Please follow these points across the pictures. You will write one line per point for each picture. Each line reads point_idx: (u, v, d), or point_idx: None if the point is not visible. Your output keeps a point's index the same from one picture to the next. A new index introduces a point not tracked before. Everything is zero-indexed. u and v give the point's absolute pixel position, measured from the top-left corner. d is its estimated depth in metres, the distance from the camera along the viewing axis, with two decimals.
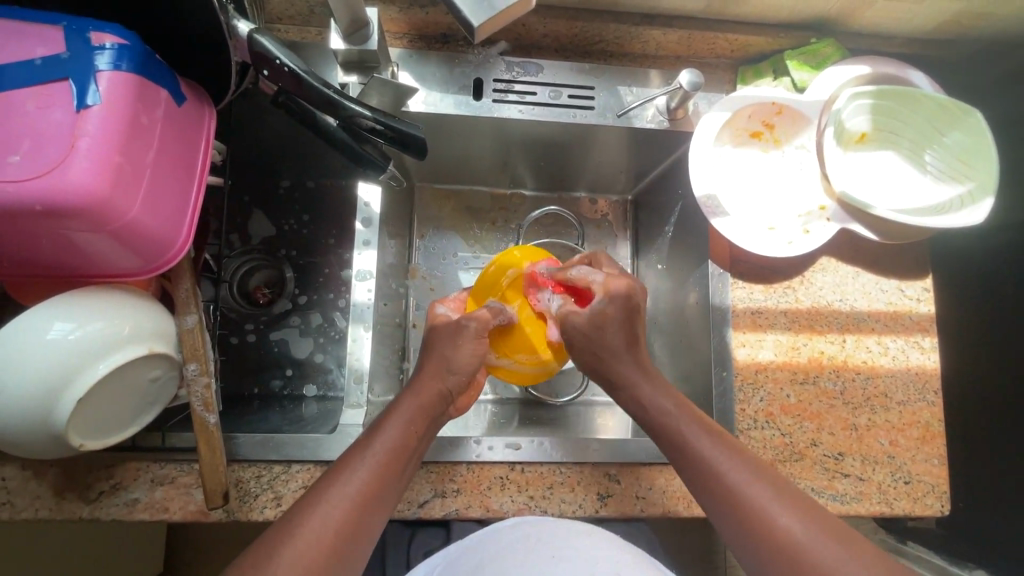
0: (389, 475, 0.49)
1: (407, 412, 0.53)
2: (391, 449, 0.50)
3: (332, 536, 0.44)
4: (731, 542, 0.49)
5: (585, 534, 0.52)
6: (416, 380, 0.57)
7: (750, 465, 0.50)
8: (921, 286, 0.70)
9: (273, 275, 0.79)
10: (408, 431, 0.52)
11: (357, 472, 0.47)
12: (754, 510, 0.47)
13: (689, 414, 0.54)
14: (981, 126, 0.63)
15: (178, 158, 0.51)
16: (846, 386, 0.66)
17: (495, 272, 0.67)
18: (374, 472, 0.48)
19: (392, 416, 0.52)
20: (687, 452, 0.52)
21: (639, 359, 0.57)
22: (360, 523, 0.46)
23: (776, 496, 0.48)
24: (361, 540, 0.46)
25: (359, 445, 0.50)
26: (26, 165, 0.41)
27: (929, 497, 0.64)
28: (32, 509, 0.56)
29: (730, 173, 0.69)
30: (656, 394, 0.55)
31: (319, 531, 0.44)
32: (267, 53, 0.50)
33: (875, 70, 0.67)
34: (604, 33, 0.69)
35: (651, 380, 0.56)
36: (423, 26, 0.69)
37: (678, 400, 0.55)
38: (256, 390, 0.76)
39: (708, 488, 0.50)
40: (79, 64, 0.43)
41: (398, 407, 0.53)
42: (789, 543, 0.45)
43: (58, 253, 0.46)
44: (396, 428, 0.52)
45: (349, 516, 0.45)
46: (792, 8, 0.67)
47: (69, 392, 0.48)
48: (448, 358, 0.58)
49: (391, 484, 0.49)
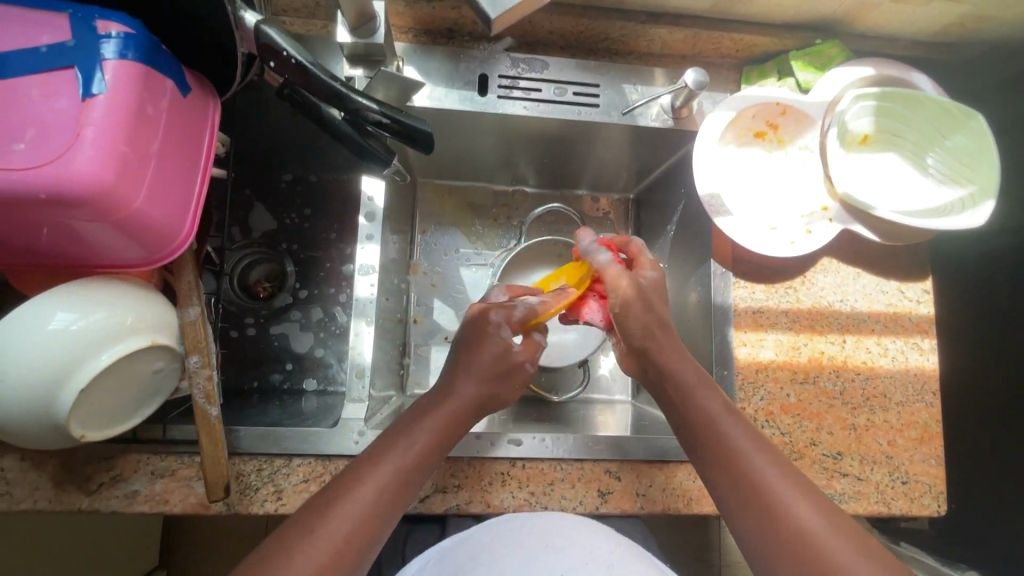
0: (405, 484, 0.49)
1: (432, 424, 0.52)
2: (409, 457, 0.49)
3: (342, 543, 0.44)
4: (749, 553, 0.48)
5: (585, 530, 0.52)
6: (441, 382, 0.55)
7: (790, 475, 0.49)
8: (921, 288, 0.70)
9: (274, 268, 0.79)
10: (432, 442, 0.51)
11: (372, 479, 0.47)
12: (790, 521, 0.46)
13: (734, 415, 0.53)
14: (983, 129, 0.63)
15: (183, 150, 0.50)
16: (845, 386, 0.67)
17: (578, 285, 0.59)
18: (387, 480, 0.48)
19: (416, 424, 0.52)
20: (722, 454, 0.51)
21: (680, 358, 0.57)
22: (370, 528, 0.46)
23: (817, 511, 0.46)
24: (370, 549, 0.46)
25: (374, 453, 0.49)
26: (31, 153, 0.41)
27: (927, 497, 0.64)
28: (31, 500, 0.56)
29: (733, 173, 0.70)
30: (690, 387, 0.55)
31: (331, 539, 0.44)
32: (274, 45, 0.49)
33: (879, 71, 0.67)
34: (610, 31, 0.69)
35: (697, 378, 0.55)
36: (428, 21, 0.68)
37: (722, 405, 0.54)
38: (255, 384, 0.76)
39: (738, 494, 0.49)
40: (84, 52, 0.43)
41: (422, 411, 0.52)
42: (825, 559, 0.44)
43: (60, 242, 0.46)
44: (416, 438, 0.51)
45: (359, 526, 0.45)
46: (798, 8, 0.67)
47: (71, 382, 0.48)
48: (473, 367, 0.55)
49: (404, 494, 0.49)
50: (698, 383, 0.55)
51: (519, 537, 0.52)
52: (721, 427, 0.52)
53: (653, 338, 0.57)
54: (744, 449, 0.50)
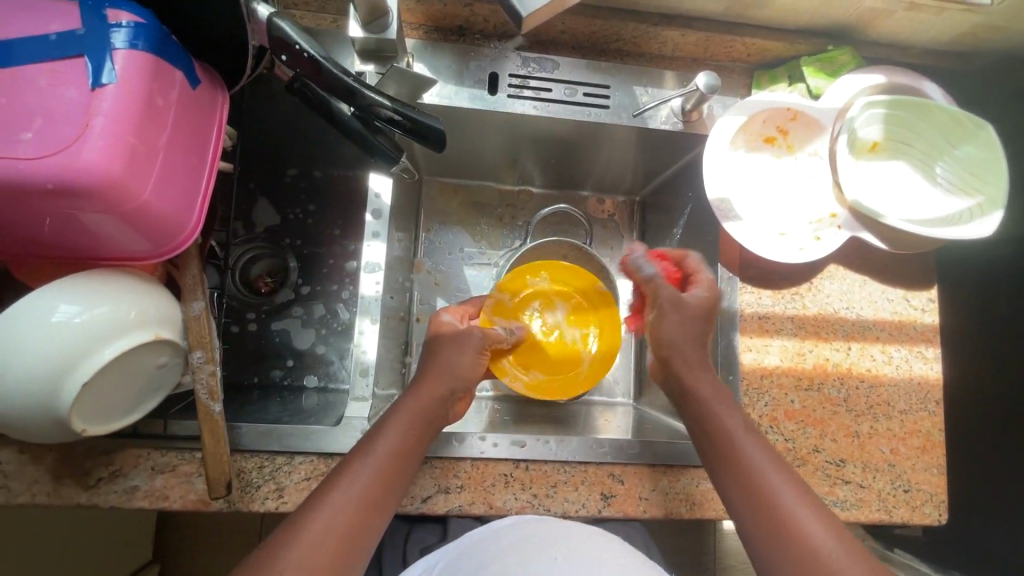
0: (389, 480, 0.49)
1: (409, 416, 0.53)
2: (388, 452, 0.50)
3: (335, 538, 0.45)
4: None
5: (588, 536, 0.53)
6: (420, 382, 0.57)
7: (808, 500, 0.50)
8: (927, 297, 0.70)
9: (276, 263, 0.79)
10: (410, 437, 0.52)
11: (359, 475, 0.48)
12: (810, 547, 0.47)
13: (752, 431, 0.54)
14: (993, 140, 0.63)
15: (191, 143, 0.50)
16: (849, 393, 0.67)
17: (612, 320, 0.73)
18: (373, 477, 0.48)
19: (392, 418, 0.53)
20: (738, 471, 0.52)
21: (689, 370, 0.57)
22: (362, 525, 0.46)
23: (835, 537, 0.47)
24: (363, 545, 0.46)
25: (360, 448, 0.50)
26: (39, 143, 0.40)
27: (928, 505, 0.64)
28: (28, 494, 0.55)
29: (743, 178, 0.69)
30: (698, 396, 0.56)
31: (324, 535, 0.44)
32: (287, 38, 0.49)
33: (890, 79, 0.67)
34: (622, 32, 0.69)
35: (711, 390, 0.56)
36: (440, 17, 0.68)
37: (738, 420, 0.55)
38: (256, 380, 0.75)
39: (755, 514, 0.50)
40: (95, 41, 0.42)
41: (398, 409, 0.54)
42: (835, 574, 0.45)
43: (66, 234, 0.45)
44: (397, 429, 0.52)
45: (351, 523, 0.46)
46: (811, 14, 0.66)
47: (73, 377, 0.47)
48: (453, 366, 0.58)
49: (391, 490, 0.49)
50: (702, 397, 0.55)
51: (525, 545, 0.52)
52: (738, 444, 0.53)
53: (684, 350, 0.58)
54: (761, 468, 0.51)
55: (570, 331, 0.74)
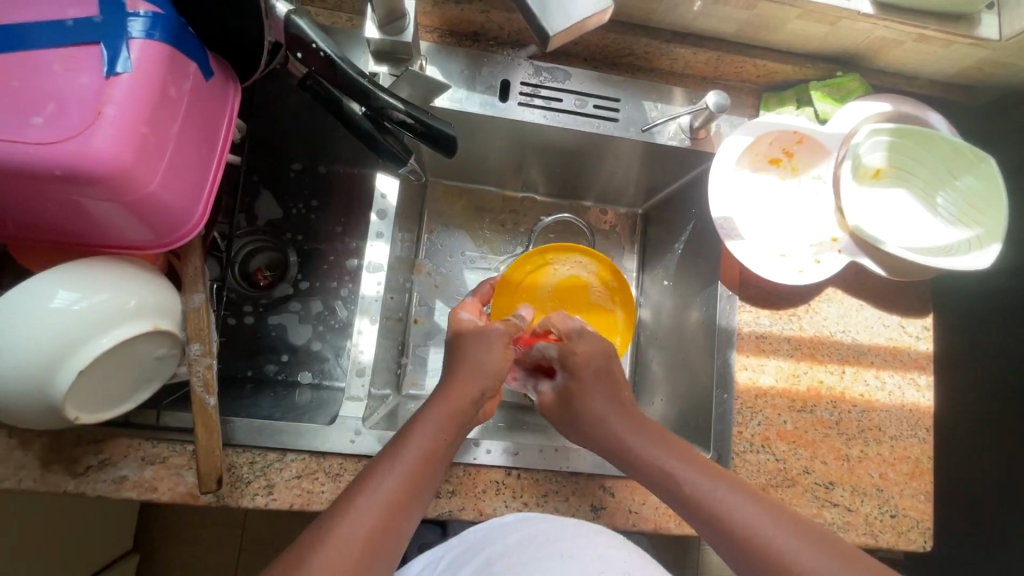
0: (417, 487, 0.48)
1: (430, 421, 0.53)
2: (413, 462, 0.49)
3: (358, 544, 0.43)
4: None
5: (592, 536, 0.53)
6: (445, 389, 0.56)
7: (771, 512, 0.47)
8: (922, 324, 0.71)
9: (276, 257, 0.78)
10: (431, 447, 0.51)
11: (383, 480, 0.47)
12: None
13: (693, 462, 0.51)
14: (994, 172, 0.64)
15: (201, 135, 0.49)
16: (842, 417, 0.67)
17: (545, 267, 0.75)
18: (401, 478, 0.48)
19: (415, 426, 0.52)
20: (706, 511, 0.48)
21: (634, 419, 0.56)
22: (387, 529, 0.45)
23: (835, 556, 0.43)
24: (385, 550, 0.45)
25: (389, 451, 0.50)
26: (49, 129, 0.40)
27: (913, 532, 0.65)
28: (15, 479, 0.55)
29: (748, 199, 0.70)
30: (633, 430, 0.55)
31: (348, 540, 0.43)
32: (303, 36, 0.49)
33: (896, 108, 0.68)
34: (635, 47, 0.69)
35: (626, 427, 0.55)
36: (456, 22, 0.68)
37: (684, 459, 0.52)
38: (249, 373, 0.74)
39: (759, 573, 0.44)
40: (111, 29, 0.42)
41: (426, 413, 0.53)
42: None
43: (69, 219, 0.45)
44: (423, 435, 0.51)
45: (380, 520, 0.45)
46: (821, 40, 0.67)
47: (68, 364, 0.47)
48: (482, 361, 0.58)
49: (416, 494, 0.49)
50: (664, 438, 0.54)
51: (526, 545, 0.52)
52: (707, 491, 0.49)
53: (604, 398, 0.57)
54: (733, 506, 0.47)
55: (595, 289, 0.76)
